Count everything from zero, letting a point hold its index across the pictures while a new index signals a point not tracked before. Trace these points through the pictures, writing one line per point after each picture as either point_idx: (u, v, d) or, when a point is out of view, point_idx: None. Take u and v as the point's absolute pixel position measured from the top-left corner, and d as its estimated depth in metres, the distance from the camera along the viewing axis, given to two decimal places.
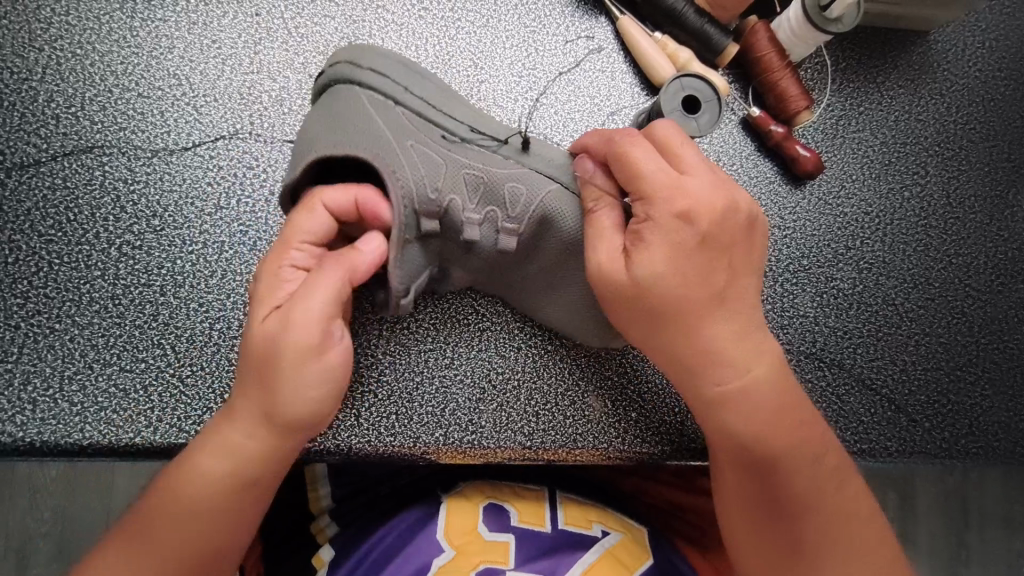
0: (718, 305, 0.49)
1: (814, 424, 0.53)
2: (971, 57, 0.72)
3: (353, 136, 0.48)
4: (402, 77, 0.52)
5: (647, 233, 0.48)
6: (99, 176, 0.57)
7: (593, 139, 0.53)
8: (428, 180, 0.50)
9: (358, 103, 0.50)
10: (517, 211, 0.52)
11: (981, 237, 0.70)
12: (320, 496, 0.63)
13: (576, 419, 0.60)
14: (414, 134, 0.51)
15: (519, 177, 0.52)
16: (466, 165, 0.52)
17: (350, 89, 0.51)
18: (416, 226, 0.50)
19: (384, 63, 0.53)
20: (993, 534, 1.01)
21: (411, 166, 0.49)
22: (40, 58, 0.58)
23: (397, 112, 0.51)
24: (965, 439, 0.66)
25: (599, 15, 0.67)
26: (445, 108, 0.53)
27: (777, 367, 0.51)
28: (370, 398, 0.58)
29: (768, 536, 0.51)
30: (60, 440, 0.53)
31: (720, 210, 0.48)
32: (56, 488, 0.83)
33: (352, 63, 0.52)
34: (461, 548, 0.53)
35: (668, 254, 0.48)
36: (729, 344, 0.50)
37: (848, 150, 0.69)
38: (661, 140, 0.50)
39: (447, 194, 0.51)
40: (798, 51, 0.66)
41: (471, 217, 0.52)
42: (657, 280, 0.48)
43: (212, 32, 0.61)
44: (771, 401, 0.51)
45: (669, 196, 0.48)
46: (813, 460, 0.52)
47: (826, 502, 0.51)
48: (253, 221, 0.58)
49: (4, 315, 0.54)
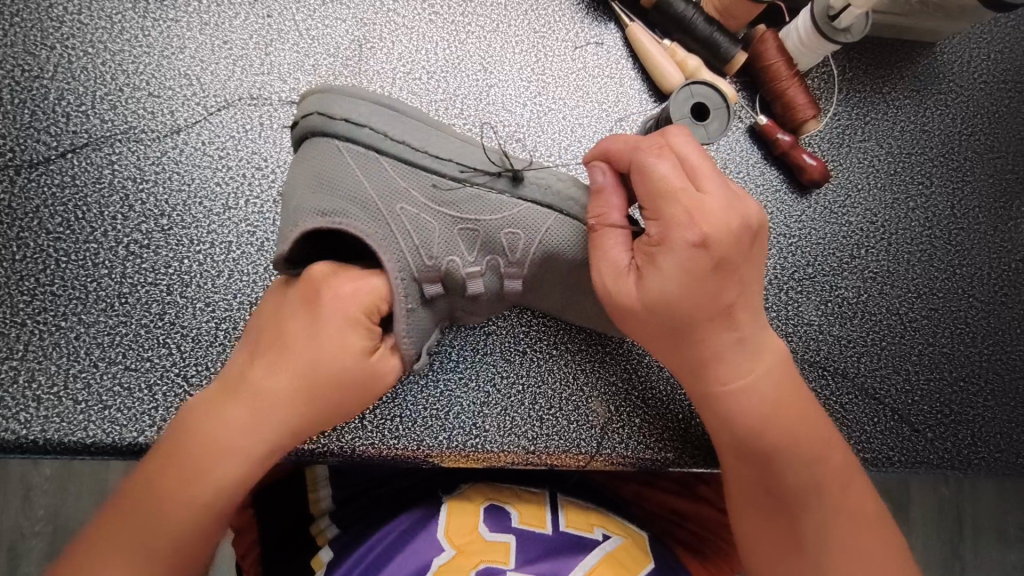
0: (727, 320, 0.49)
1: (819, 433, 0.52)
2: (977, 68, 0.72)
3: (342, 212, 0.49)
4: (379, 122, 0.50)
5: (658, 253, 0.47)
6: (108, 175, 0.57)
7: (613, 146, 0.52)
8: (421, 249, 0.51)
9: (339, 169, 0.49)
10: (517, 256, 0.53)
11: (985, 248, 0.70)
12: (320, 498, 0.62)
13: (580, 424, 0.60)
14: (401, 191, 0.50)
15: (514, 222, 0.52)
16: (460, 219, 0.51)
17: (328, 148, 0.50)
18: (418, 292, 0.51)
19: (357, 108, 0.50)
20: (988, 546, 1.02)
21: (404, 236, 0.50)
22: (51, 56, 0.58)
23: (380, 166, 0.50)
24: (967, 450, 0.66)
25: (609, 21, 0.68)
26: (430, 148, 0.51)
27: (780, 373, 0.51)
28: (374, 400, 0.58)
29: (773, 535, 0.51)
30: (64, 438, 0.52)
31: (736, 224, 0.47)
32: (50, 486, 0.83)
33: (323, 116, 0.50)
34: (461, 548, 0.52)
35: (682, 270, 0.47)
36: (733, 355, 0.49)
37: (854, 160, 0.69)
38: (682, 152, 0.49)
39: (445, 257, 0.51)
40: (805, 60, 0.66)
41: (471, 271, 0.52)
42: (665, 300, 0.47)
43: (224, 32, 0.61)
44: (772, 409, 0.50)
45: (684, 219, 0.47)
46: (818, 468, 0.51)
47: (833, 509, 0.50)
48: (261, 222, 0.58)
49: (11, 312, 0.54)
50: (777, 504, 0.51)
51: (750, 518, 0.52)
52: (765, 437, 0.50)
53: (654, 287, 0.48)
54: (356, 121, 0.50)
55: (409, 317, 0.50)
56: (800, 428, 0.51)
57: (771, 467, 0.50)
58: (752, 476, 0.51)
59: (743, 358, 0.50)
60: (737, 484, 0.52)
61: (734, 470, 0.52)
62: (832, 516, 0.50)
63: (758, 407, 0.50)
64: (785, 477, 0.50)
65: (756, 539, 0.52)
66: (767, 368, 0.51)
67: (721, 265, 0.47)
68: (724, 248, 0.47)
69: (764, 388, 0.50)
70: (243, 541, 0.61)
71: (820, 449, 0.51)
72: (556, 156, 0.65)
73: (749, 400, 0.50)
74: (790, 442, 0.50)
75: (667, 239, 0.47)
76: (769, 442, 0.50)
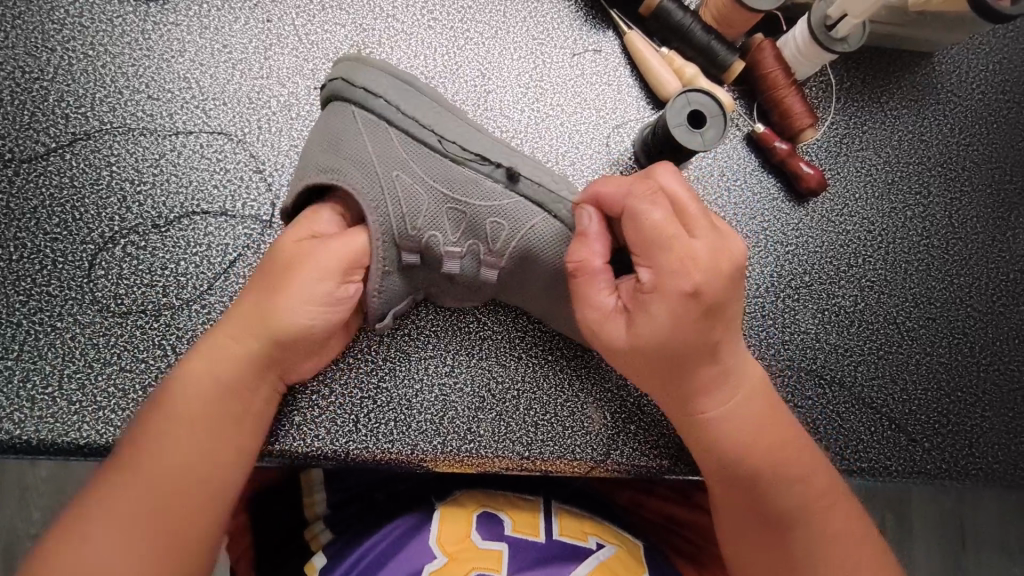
0: (716, 358, 0.49)
1: (805, 458, 0.52)
2: (975, 79, 0.72)
3: (345, 168, 0.51)
4: (394, 95, 0.52)
5: (649, 300, 0.47)
6: (106, 176, 0.57)
7: (607, 189, 0.50)
8: (407, 217, 0.52)
9: (350, 130, 0.52)
10: (497, 245, 0.53)
11: (983, 258, 0.70)
12: (314, 502, 0.61)
13: (575, 430, 0.60)
14: (401, 160, 0.52)
15: (501, 212, 0.53)
16: (450, 199, 0.52)
17: (344, 111, 0.53)
18: (396, 258, 0.53)
19: (379, 80, 0.53)
20: (989, 558, 1.01)
21: (393, 201, 0.52)
22: (52, 58, 0.58)
23: (388, 135, 0.52)
24: (964, 460, 0.66)
25: (607, 28, 0.68)
26: (438, 128, 0.52)
27: (764, 403, 0.51)
28: (369, 404, 0.58)
29: (761, 551, 0.51)
30: (56, 439, 0.52)
31: (723, 266, 0.47)
32: (45, 487, 0.82)
33: (346, 80, 0.53)
34: (453, 555, 0.52)
35: (671, 316, 0.46)
36: (718, 390, 0.50)
37: (852, 169, 0.69)
38: (671, 197, 0.48)
39: (428, 230, 0.53)
40: (803, 70, 0.67)
41: (451, 250, 0.54)
42: (652, 342, 0.47)
43: (224, 37, 0.62)
44: (754, 439, 0.50)
45: (677, 264, 0.46)
46: (805, 488, 0.51)
47: (822, 529, 0.50)
48: (258, 224, 0.58)
49: (7, 312, 0.54)
50: (765, 525, 0.50)
51: (742, 540, 0.52)
52: (754, 463, 0.50)
53: (648, 332, 0.47)
54: (373, 90, 0.52)
55: (382, 283, 0.53)
56: (784, 453, 0.51)
57: (757, 496, 0.50)
58: (740, 499, 0.51)
59: (734, 392, 0.50)
60: (727, 509, 0.52)
61: (717, 490, 0.52)
62: (821, 534, 0.50)
63: (748, 439, 0.50)
64: (773, 500, 0.50)
65: (750, 560, 0.51)
66: (753, 406, 0.51)
67: (712, 308, 0.47)
68: (715, 291, 0.46)
69: (749, 417, 0.51)
70: (236, 543, 0.62)
71: (808, 474, 0.51)
72: (553, 162, 0.65)
73: (737, 429, 0.50)
74: (778, 467, 0.51)
75: (661, 286, 0.46)
76: (757, 473, 0.50)
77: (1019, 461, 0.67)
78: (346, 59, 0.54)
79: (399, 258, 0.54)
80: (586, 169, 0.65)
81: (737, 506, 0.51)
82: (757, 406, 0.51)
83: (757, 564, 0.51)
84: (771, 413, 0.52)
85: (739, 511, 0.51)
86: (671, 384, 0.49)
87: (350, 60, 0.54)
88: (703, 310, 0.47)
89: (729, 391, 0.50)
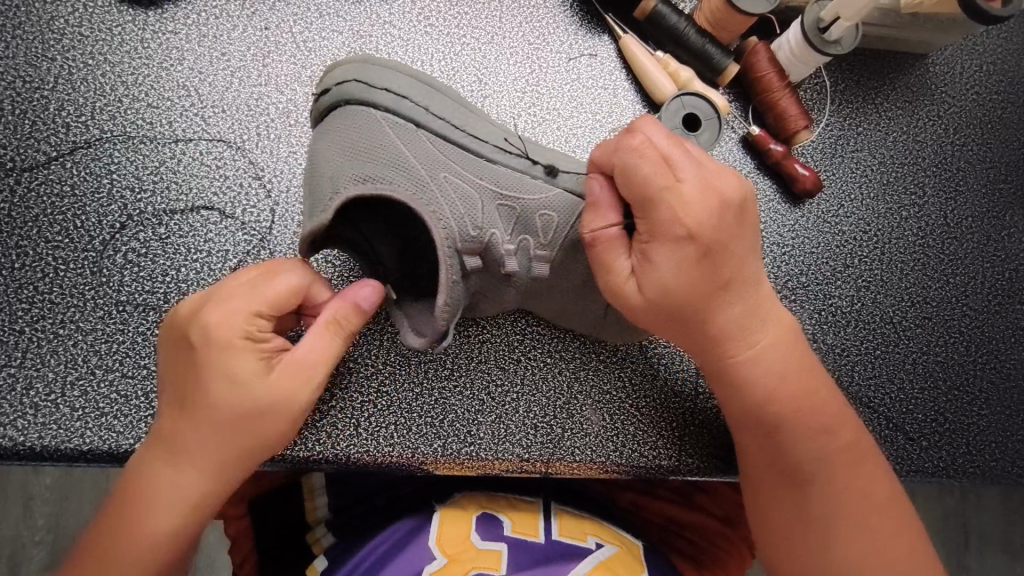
0: (726, 299, 0.49)
1: (827, 404, 0.52)
2: (969, 80, 0.73)
3: (388, 174, 0.50)
4: (418, 96, 0.53)
5: (652, 252, 0.47)
6: (107, 184, 0.58)
7: (599, 154, 0.49)
8: (468, 218, 0.51)
9: (379, 131, 0.51)
10: (549, 238, 0.54)
11: (978, 257, 0.70)
12: (316, 506, 0.61)
13: (574, 432, 0.60)
14: (444, 161, 0.52)
15: (552, 205, 0.53)
16: (499, 195, 0.53)
17: (366, 112, 0.52)
18: (461, 264, 0.51)
19: (399, 81, 0.53)
20: (991, 557, 1.01)
21: (451, 204, 0.51)
22: (52, 68, 0.59)
23: (420, 136, 0.52)
24: (962, 458, 0.66)
25: (602, 33, 0.69)
26: (468, 127, 0.54)
27: (790, 338, 0.52)
28: (369, 408, 0.58)
29: (782, 496, 0.52)
30: (60, 445, 0.53)
31: (714, 206, 0.47)
32: (49, 494, 0.84)
33: (364, 83, 0.52)
34: (453, 556, 0.53)
35: (678, 264, 0.47)
36: (739, 328, 0.50)
37: (847, 170, 0.70)
38: (658, 150, 0.47)
39: (487, 230, 0.52)
40: (797, 72, 0.67)
41: (509, 248, 0.53)
42: (665, 294, 0.48)
43: (222, 45, 0.62)
44: (772, 377, 0.51)
45: (669, 209, 0.46)
46: (827, 440, 0.51)
47: (842, 478, 0.51)
48: (258, 231, 0.59)
49: (9, 320, 0.55)
50: (783, 470, 0.51)
51: (762, 487, 0.53)
52: (781, 407, 0.51)
53: (651, 285, 0.48)
54: (395, 91, 0.52)
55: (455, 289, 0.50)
56: (810, 403, 0.51)
57: (779, 440, 0.51)
58: (758, 442, 0.52)
59: (755, 333, 0.50)
60: (748, 447, 0.53)
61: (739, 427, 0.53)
62: (838, 487, 0.51)
63: (772, 386, 0.51)
64: (792, 443, 0.51)
65: (767, 503, 0.52)
66: (777, 351, 0.51)
67: (710, 253, 0.47)
68: (709, 235, 0.47)
69: (772, 361, 0.51)
70: (240, 550, 0.60)
71: (831, 417, 0.52)
72: None
73: (764, 373, 0.51)
74: (802, 413, 0.51)
75: (661, 236, 0.47)
76: (778, 416, 0.51)
77: (1016, 459, 0.67)
78: (350, 62, 0.54)
79: (462, 265, 0.51)
80: None
81: (756, 452, 0.53)
82: (785, 353, 0.51)
83: (778, 512, 0.52)
84: (792, 360, 0.52)
85: (759, 452, 0.52)
86: (687, 332, 0.50)
87: (355, 62, 0.54)
88: (701, 255, 0.47)
89: (753, 328, 0.50)
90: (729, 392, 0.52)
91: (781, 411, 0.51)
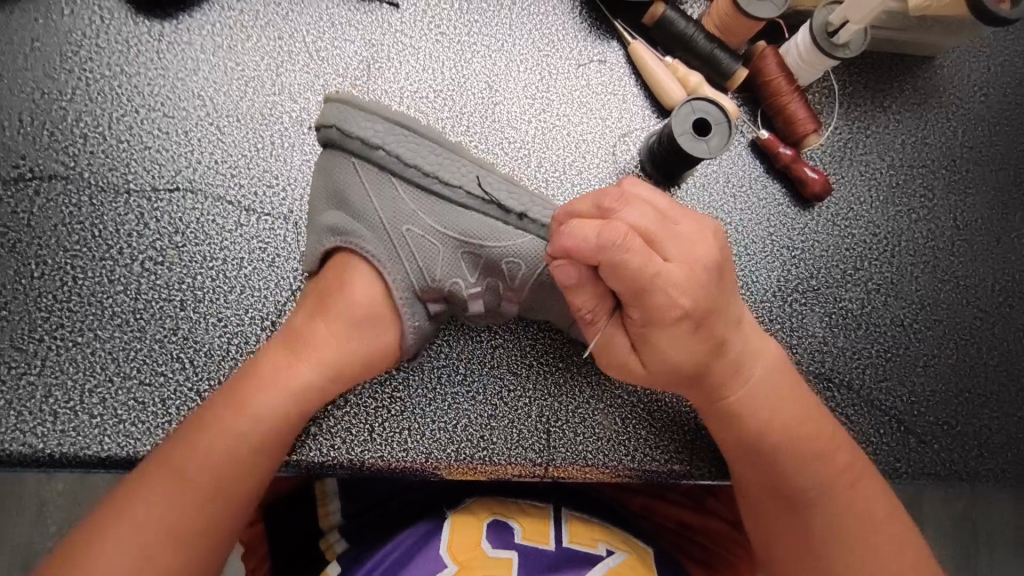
0: (721, 354, 0.50)
1: (820, 426, 0.53)
2: (977, 82, 0.73)
3: (362, 231, 0.53)
4: (393, 143, 0.53)
5: (651, 336, 0.48)
6: (124, 194, 0.59)
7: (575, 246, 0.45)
8: (426, 271, 0.54)
9: (353, 184, 0.53)
10: (516, 283, 0.55)
11: (989, 259, 0.70)
12: (329, 512, 0.61)
13: (586, 436, 0.61)
14: (411, 214, 0.53)
15: (517, 254, 0.54)
16: (462, 244, 0.54)
17: (345, 163, 0.53)
18: (423, 310, 0.54)
19: (375, 127, 0.53)
20: (1003, 560, 1.00)
21: (410, 258, 0.53)
22: (70, 79, 0.60)
23: (392, 186, 0.53)
24: (975, 461, 0.66)
25: (611, 39, 0.69)
26: (442, 172, 0.54)
27: (776, 371, 0.53)
28: (383, 413, 0.59)
29: (784, 525, 0.52)
30: (79, 452, 0.54)
31: (700, 278, 0.47)
32: (63, 501, 0.85)
33: (341, 130, 0.53)
34: (463, 564, 0.53)
35: (678, 341, 0.48)
36: (726, 383, 0.52)
37: (856, 173, 0.70)
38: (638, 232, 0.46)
39: (448, 279, 0.54)
40: (804, 75, 0.67)
41: (473, 292, 0.55)
42: (672, 365, 0.49)
43: (236, 55, 0.63)
44: (768, 413, 0.52)
45: (665, 295, 0.46)
46: (825, 466, 0.52)
47: (844, 503, 0.51)
48: (272, 238, 0.59)
49: (29, 328, 0.55)
50: (781, 499, 0.52)
51: (761, 518, 0.53)
52: (772, 440, 0.52)
53: (656, 359, 0.50)
54: (369, 140, 0.53)
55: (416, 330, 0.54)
56: (803, 429, 0.52)
57: (777, 470, 0.52)
58: (756, 476, 0.53)
59: (746, 381, 0.52)
60: (745, 481, 0.54)
61: (737, 461, 0.54)
62: (837, 514, 0.51)
63: (767, 417, 0.52)
64: (787, 473, 0.52)
65: (767, 537, 0.53)
66: (764, 389, 0.52)
67: (703, 324, 0.48)
68: (703, 307, 0.47)
69: (766, 395, 0.52)
70: (253, 556, 0.61)
71: (824, 441, 0.53)
72: (561, 171, 0.66)
73: (754, 411, 0.52)
74: (796, 442, 0.52)
75: (655, 322, 0.47)
76: (771, 446, 0.52)
77: None
78: (339, 102, 0.54)
79: (426, 311, 0.55)
80: (593, 178, 0.66)
81: (752, 482, 0.53)
82: (773, 392, 0.53)
83: (781, 542, 0.53)
84: (783, 391, 0.53)
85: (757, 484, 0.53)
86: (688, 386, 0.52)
87: (340, 102, 0.54)
88: (696, 328, 0.48)
89: (740, 375, 0.52)
90: (728, 431, 0.53)
91: (773, 442, 0.52)
